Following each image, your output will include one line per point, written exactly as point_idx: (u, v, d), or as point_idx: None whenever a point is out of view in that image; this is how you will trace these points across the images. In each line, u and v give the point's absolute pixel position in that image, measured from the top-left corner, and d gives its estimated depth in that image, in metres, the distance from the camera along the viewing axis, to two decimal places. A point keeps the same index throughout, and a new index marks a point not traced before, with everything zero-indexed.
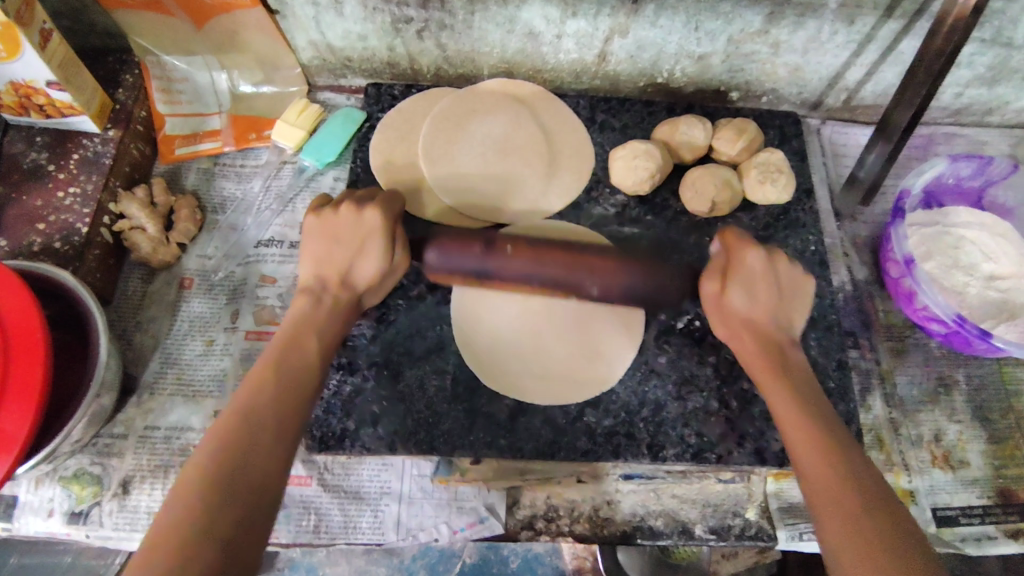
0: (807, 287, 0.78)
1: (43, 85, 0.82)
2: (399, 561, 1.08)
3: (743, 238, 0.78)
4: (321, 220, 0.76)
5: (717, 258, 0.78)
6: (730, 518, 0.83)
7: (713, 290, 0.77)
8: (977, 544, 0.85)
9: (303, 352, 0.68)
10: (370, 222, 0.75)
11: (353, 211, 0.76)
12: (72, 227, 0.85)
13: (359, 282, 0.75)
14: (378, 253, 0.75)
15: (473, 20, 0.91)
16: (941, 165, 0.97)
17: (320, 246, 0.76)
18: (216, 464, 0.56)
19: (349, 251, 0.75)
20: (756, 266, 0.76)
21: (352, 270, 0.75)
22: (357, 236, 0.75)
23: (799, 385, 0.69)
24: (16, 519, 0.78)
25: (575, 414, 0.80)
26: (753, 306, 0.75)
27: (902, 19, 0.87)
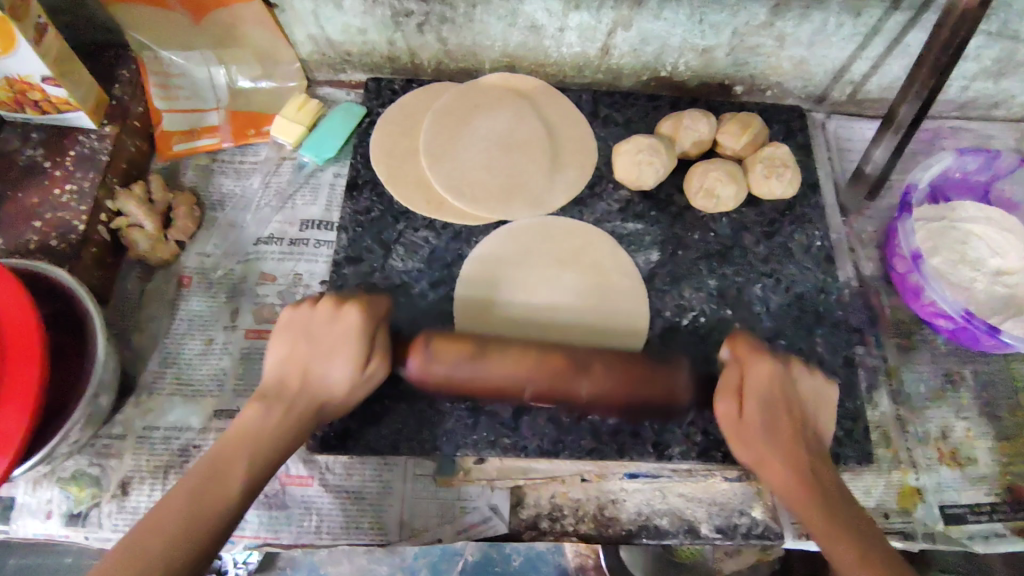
0: (828, 395, 0.76)
1: (39, 80, 0.80)
2: (400, 560, 1.06)
3: (753, 347, 0.75)
4: (296, 314, 0.73)
5: (729, 376, 0.74)
6: (736, 517, 0.82)
7: (731, 410, 0.72)
8: (985, 542, 0.84)
9: (255, 440, 0.65)
10: (347, 324, 0.71)
11: (330, 310, 0.72)
12: (69, 224, 0.84)
13: (323, 391, 0.70)
14: (347, 364, 0.70)
15: (474, 13, 0.89)
16: (948, 159, 0.96)
17: (292, 344, 0.71)
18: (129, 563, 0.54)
19: (320, 352, 0.70)
20: (774, 381, 0.73)
21: (318, 376, 0.70)
22: (331, 336, 0.71)
23: (840, 507, 0.65)
24: (13, 521, 0.77)
25: (580, 412, 0.79)
26: (777, 425, 0.71)
27: (909, 11, 0.86)
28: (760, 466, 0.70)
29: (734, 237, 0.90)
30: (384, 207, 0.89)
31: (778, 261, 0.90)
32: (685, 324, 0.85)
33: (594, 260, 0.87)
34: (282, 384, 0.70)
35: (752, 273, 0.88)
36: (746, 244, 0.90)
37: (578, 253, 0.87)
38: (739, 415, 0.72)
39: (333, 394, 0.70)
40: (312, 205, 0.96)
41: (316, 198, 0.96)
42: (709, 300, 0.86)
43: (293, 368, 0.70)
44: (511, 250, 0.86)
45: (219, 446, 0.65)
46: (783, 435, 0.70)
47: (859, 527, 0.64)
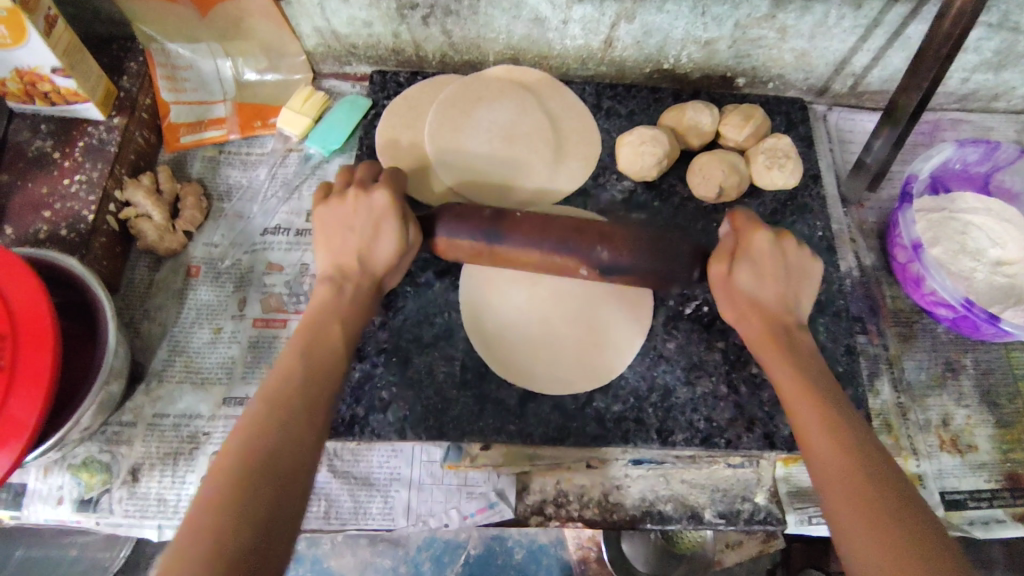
0: (816, 269, 0.76)
1: (49, 71, 0.81)
2: (405, 552, 1.11)
3: (751, 219, 0.76)
4: (329, 206, 0.75)
5: (725, 241, 0.75)
6: (740, 502, 0.83)
7: (720, 274, 0.74)
8: (985, 527, 0.85)
9: (337, 309, 0.70)
10: (378, 204, 0.73)
11: (359, 194, 0.74)
12: (78, 215, 0.85)
13: (377, 267, 0.73)
14: (393, 236, 0.72)
15: (479, 6, 0.90)
16: (948, 150, 0.97)
17: (330, 236, 0.74)
18: (256, 433, 0.57)
19: (361, 228, 0.73)
20: (765, 251, 0.73)
21: (369, 255, 0.73)
22: (367, 214, 0.73)
23: (815, 379, 0.67)
24: (25, 507, 0.78)
25: (585, 400, 0.80)
26: (760, 290, 0.73)
27: (909, 3, 0.87)
28: (740, 320, 0.74)
29: None
30: None
31: None
32: (688, 310, 0.84)
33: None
34: (341, 268, 0.73)
35: None
36: None
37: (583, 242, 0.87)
38: (728, 280, 0.73)
39: (386, 269, 0.74)
40: None
41: None
42: None
43: (344, 250, 0.73)
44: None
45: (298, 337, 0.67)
46: (767, 300, 0.72)
47: (830, 396, 0.65)
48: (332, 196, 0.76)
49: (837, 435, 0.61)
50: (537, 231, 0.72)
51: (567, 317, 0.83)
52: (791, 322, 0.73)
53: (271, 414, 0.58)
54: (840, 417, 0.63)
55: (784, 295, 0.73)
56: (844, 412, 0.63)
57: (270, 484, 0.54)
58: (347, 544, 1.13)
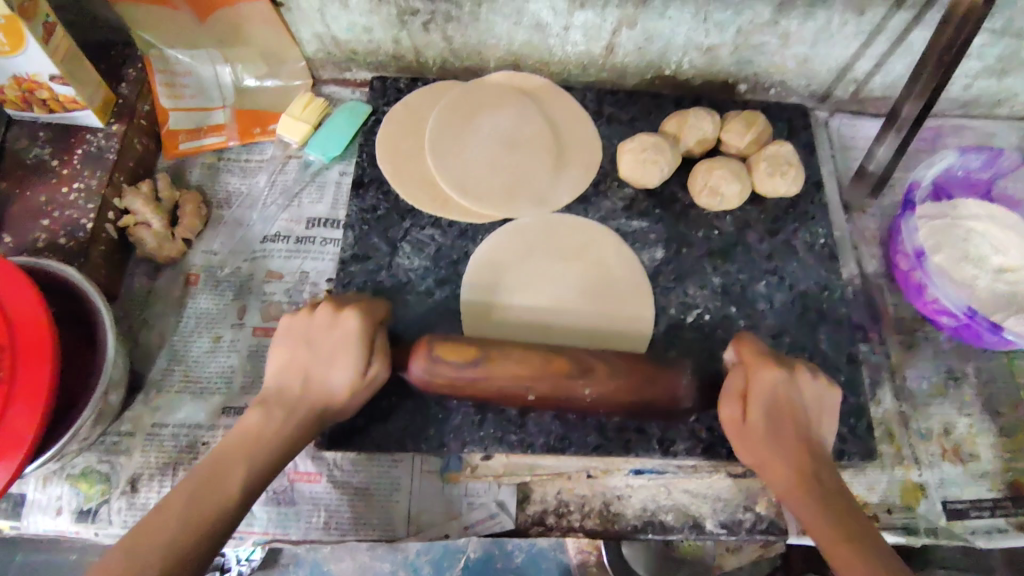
0: (831, 400, 0.73)
1: (47, 79, 0.81)
2: (404, 557, 1.07)
3: (757, 349, 0.74)
4: (296, 319, 0.72)
5: (734, 378, 0.73)
6: (741, 512, 0.82)
7: (735, 415, 0.71)
8: (987, 537, 0.85)
9: (258, 445, 0.65)
10: (347, 328, 0.70)
11: (331, 314, 0.71)
12: (77, 223, 0.84)
13: (323, 399, 0.68)
14: (350, 367, 0.68)
15: (480, 12, 0.90)
16: (950, 157, 0.96)
17: (291, 351, 0.70)
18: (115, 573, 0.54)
19: (323, 356, 0.69)
20: (776, 385, 0.70)
21: (319, 384, 0.69)
22: (332, 341, 0.70)
23: (826, 486, 0.66)
24: (24, 517, 0.78)
25: (586, 410, 0.80)
26: (778, 432, 0.69)
27: (912, 10, 0.86)
28: (760, 466, 0.70)
29: (738, 235, 0.91)
30: (390, 204, 0.89)
31: (782, 258, 0.90)
32: (689, 320, 0.86)
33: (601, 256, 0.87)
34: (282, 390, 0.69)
35: (756, 270, 0.89)
36: (750, 241, 0.91)
37: (584, 249, 0.87)
38: (742, 423, 0.71)
39: (334, 397, 0.69)
40: (318, 204, 0.96)
41: (323, 196, 0.96)
42: (714, 298, 0.87)
43: (292, 373, 0.69)
44: (518, 245, 0.87)
45: (211, 460, 0.63)
46: (780, 438, 0.69)
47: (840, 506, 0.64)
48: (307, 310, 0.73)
49: (849, 539, 0.60)
50: (519, 351, 0.70)
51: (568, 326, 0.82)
52: (815, 459, 0.68)
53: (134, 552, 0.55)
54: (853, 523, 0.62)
55: (804, 437, 0.69)
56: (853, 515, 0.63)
57: None
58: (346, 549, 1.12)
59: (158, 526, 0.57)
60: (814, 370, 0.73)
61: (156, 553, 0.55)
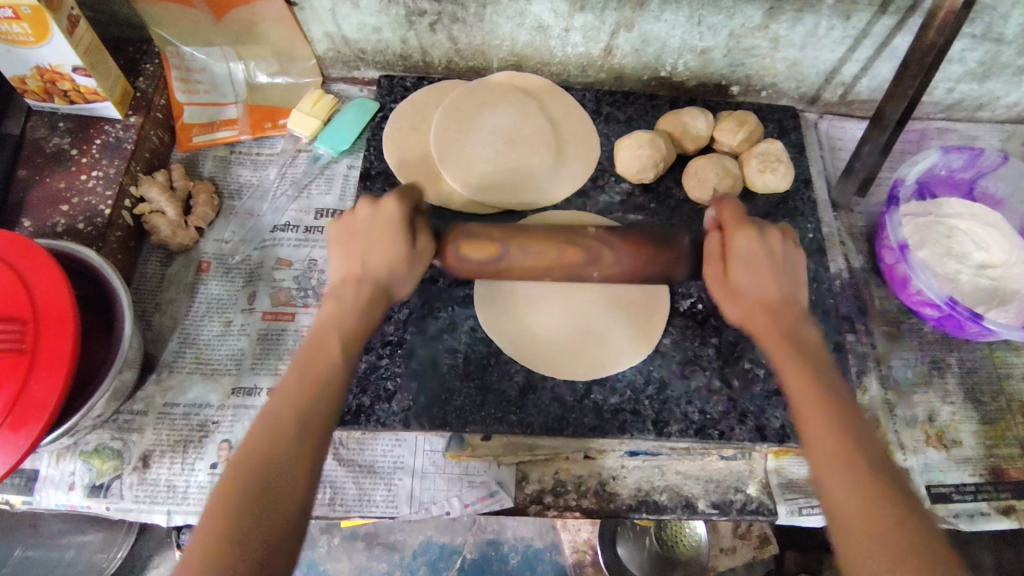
0: (798, 256, 0.74)
1: (70, 70, 0.85)
2: (400, 557, 1.13)
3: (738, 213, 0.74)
4: (338, 223, 0.74)
5: (714, 242, 0.74)
6: (732, 493, 0.85)
7: (717, 274, 0.73)
8: (970, 520, 0.88)
9: (349, 313, 0.69)
10: (388, 210, 0.72)
11: (369, 205, 0.73)
12: (95, 209, 0.88)
13: (389, 270, 0.71)
14: (403, 243, 0.71)
15: (484, 13, 0.94)
16: (933, 156, 1.00)
17: (342, 248, 0.72)
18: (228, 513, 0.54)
19: (372, 245, 0.71)
20: (752, 247, 0.72)
21: (380, 261, 0.71)
22: (379, 229, 0.72)
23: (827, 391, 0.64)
24: (37, 492, 0.81)
25: (583, 392, 0.83)
26: (758, 282, 0.71)
27: (896, 15, 0.91)
28: (748, 321, 0.71)
29: None
30: None
31: None
32: (682, 307, 0.88)
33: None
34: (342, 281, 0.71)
35: None
36: None
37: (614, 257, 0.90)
38: (725, 275, 0.73)
39: (390, 280, 0.71)
40: (326, 195, 0.99)
41: (331, 188, 1.00)
42: None
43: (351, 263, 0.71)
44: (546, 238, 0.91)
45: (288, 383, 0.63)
46: (773, 289, 0.71)
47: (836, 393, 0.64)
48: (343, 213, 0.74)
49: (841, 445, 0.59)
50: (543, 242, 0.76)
51: (588, 334, 0.85)
52: (793, 312, 0.71)
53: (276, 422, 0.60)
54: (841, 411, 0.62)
55: (784, 286, 0.71)
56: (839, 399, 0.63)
57: (285, 473, 0.57)
58: (343, 548, 1.15)
59: (301, 382, 0.63)
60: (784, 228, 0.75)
61: (311, 410, 0.61)
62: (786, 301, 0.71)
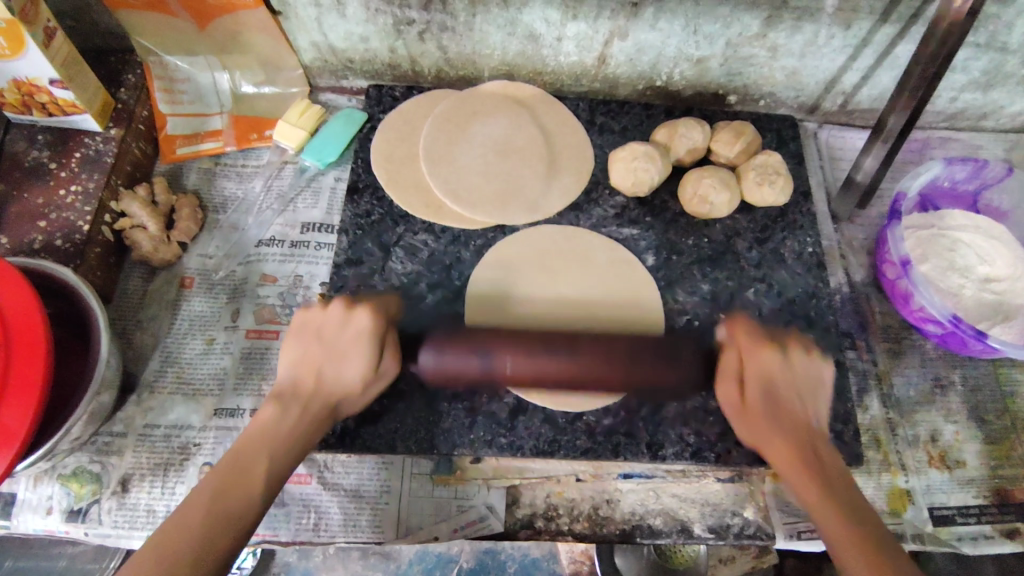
0: (826, 374, 0.75)
1: (47, 83, 0.82)
2: (397, 566, 1.05)
3: (752, 331, 0.76)
4: (308, 317, 0.74)
5: (729, 363, 0.74)
6: (728, 517, 0.83)
7: (732, 398, 0.73)
8: (973, 543, 0.86)
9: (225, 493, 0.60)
10: (359, 323, 0.73)
11: (342, 310, 0.74)
12: (74, 225, 0.85)
13: (340, 385, 0.70)
14: (362, 361, 0.71)
15: (474, 22, 0.91)
16: (936, 168, 0.98)
17: (305, 345, 0.72)
18: (162, 557, 0.55)
19: (333, 355, 0.71)
20: (769, 367, 0.73)
21: (334, 373, 0.70)
22: (346, 340, 0.72)
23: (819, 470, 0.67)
24: (14, 517, 0.78)
25: (575, 413, 0.80)
26: (776, 409, 0.71)
27: (898, 24, 0.88)
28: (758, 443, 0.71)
29: (727, 243, 0.92)
30: (384, 210, 0.90)
31: (771, 266, 0.91)
32: (679, 325, 0.86)
33: (607, 259, 0.89)
34: (297, 386, 0.70)
35: (744, 278, 0.90)
36: (739, 249, 0.92)
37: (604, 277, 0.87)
38: (739, 399, 0.73)
39: (344, 396, 0.71)
40: (313, 209, 0.97)
41: (317, 202, 0.97)
42: (703, 304, 0.88)
43: (308, 368, 0.71)
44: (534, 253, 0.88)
45: (246, 438, 0.66)
46: (790, 429, 0.70)
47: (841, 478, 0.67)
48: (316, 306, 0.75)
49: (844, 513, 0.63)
50: (537, 346, 0.75)
51: None
52: (816, 439, 0.70)
53: None
54: (848, 500, 0.65)
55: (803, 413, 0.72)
56: (854, 505, 0.64)
57: None
58: (338, 558, 1.07)
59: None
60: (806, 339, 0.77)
61: None
62: (808, 427, 0.71)
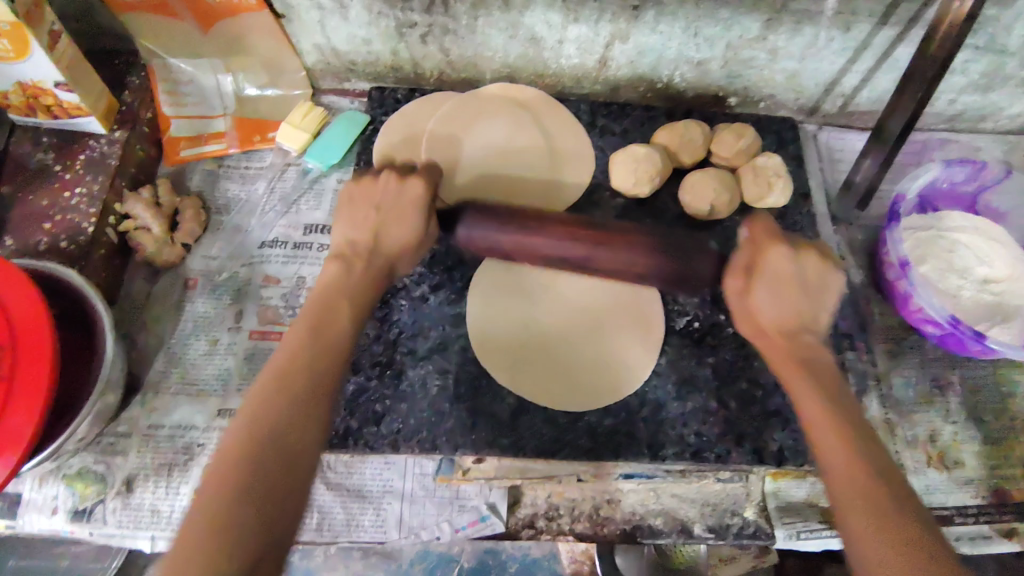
0: (836, 280, 0.75)
1: (52, 86, 0.83)
2: (397, 565, 1.05)
3: (770, 232, 0.77)
4: (361, 188, 0.79)
5: (740, 254, 0.77)
6: (728, 517, 0.84)
7: (737, 287, 0.76)
8: (972, 543, 0.87)
9: (298, 368, 0.63)
10: (413, 189, 0.78)
11: (394, 179, 0.79)
12: (79, 227, 0.86)
13: (393, 246, 0.76)
14: (417, 224, 0.77)
15: (476, 25, 0.92)
16: (935, 170, 0.98)
17: (356, 211, 0.78)
18: (255, 427, 0.58)
19: (387, 218, 0.77)
20: (778, 262, 0.74)
21: (388, 235, 0.76)
22: (399, 205, 0.77)
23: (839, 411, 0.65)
24: (19, 516, 0.79)
25: (576, 414, 0.81)
26: (778, 309, 0.73)
27: (897, 26, 0.89)
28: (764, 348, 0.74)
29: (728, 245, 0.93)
30: None
31: None
32: (678, 326, 0.86)
33: None
34: (354, 245, 0.76)
35: None
36: None
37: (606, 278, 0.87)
38: (746, 290, 0.75)
39: (396, 256, 0.77)
40: (315, 210, 0.98)
41: (320, 203, 0.98)
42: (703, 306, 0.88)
43: (363, 228, 0.76)
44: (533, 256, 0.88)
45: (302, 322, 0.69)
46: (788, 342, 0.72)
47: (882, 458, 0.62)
48: (365, 176, 0.80)
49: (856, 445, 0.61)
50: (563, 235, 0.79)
51: (582, 364, 0.82)
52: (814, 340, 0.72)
53: (211, 504, 0.54)
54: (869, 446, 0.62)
55: (807, 314, 0.73)
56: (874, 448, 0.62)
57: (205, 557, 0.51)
58: (339, 558, 1.08)
59: (233, 448, 0.57)
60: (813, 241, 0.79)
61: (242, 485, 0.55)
62: (831, 374, 0.69)
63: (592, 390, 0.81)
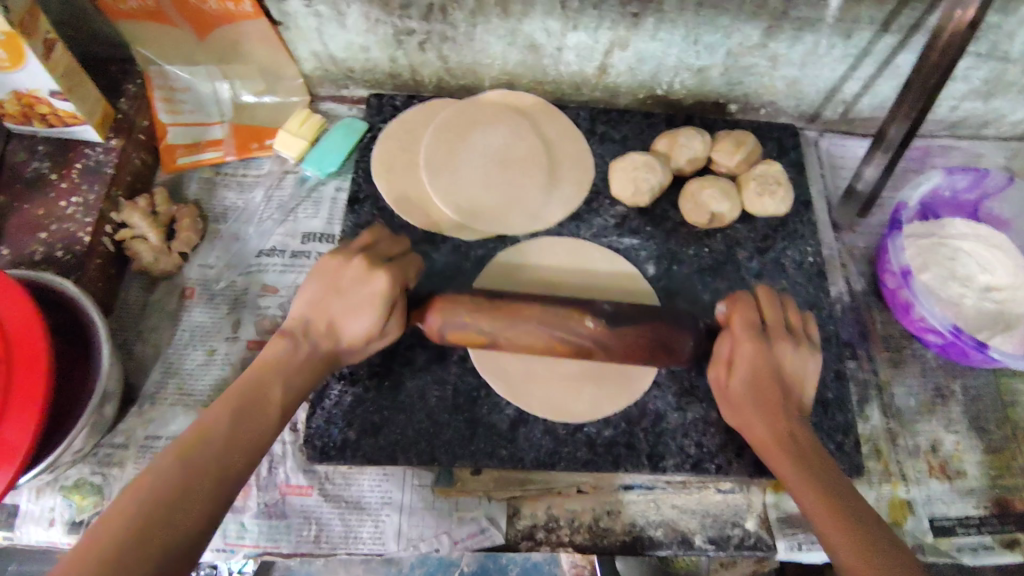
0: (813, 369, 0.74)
1: (47, 95, 0.82)
2: (397, 571, 1.05)
3: (751, 318, 0.74)
4: (329, 264, 0.71)
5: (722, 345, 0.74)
6: (729, 528, 0.83)
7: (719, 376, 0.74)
8: (974, 554, 0.86)
9: (244, 413, 0.63)
10: (376, 288, 0.69)
11: (362, 269, 0.70)
12: (75, 237, 0.85)
13: (345, 339, 0.70)
14: (372, 321, 0.69)
15: (475, 32, 0.91)
16: (936, 177, 0.98)
17: (319, 293, 0.70)
18: (192, 459, 0.58)
19: (344, 305, 0.69)
20: (759, 361, 0.72)
21: (342, 325, 0.70)
22: (360, 295, 0.69)
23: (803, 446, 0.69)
24: (17, 528, 0.78)
25: (575, 425, 0.80)
26: (762, 400, 0.71)
27: (898, 33, 0.88)
28: (742, 426, 0.72)
29: (728, 253, 0.92)
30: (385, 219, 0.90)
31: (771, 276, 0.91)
32: None
33: (607, 267, 0.89)
34: (310, 331, 0.70)
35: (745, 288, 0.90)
36: (739, 259, 0.91)
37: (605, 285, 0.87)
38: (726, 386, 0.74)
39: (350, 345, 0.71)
40: (313, 218, 0.97)
41: (318, 211, 0.97)
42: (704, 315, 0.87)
43: (319, 314, 0.70)
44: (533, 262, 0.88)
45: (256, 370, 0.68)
46: (761, 416, 0.70)
47: (863, 521, 0.62)
48: (334, 253, 0.72)
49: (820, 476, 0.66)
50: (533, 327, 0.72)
51: (582, 373, 0.82)
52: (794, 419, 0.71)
53: (127, 521, 0.53)
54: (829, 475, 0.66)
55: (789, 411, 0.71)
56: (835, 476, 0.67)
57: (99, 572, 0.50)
58: (338, 563, 1.08)
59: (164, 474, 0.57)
60: (778, 295, 0.77)
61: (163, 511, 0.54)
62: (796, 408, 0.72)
63: (592, 400, 0.80)
